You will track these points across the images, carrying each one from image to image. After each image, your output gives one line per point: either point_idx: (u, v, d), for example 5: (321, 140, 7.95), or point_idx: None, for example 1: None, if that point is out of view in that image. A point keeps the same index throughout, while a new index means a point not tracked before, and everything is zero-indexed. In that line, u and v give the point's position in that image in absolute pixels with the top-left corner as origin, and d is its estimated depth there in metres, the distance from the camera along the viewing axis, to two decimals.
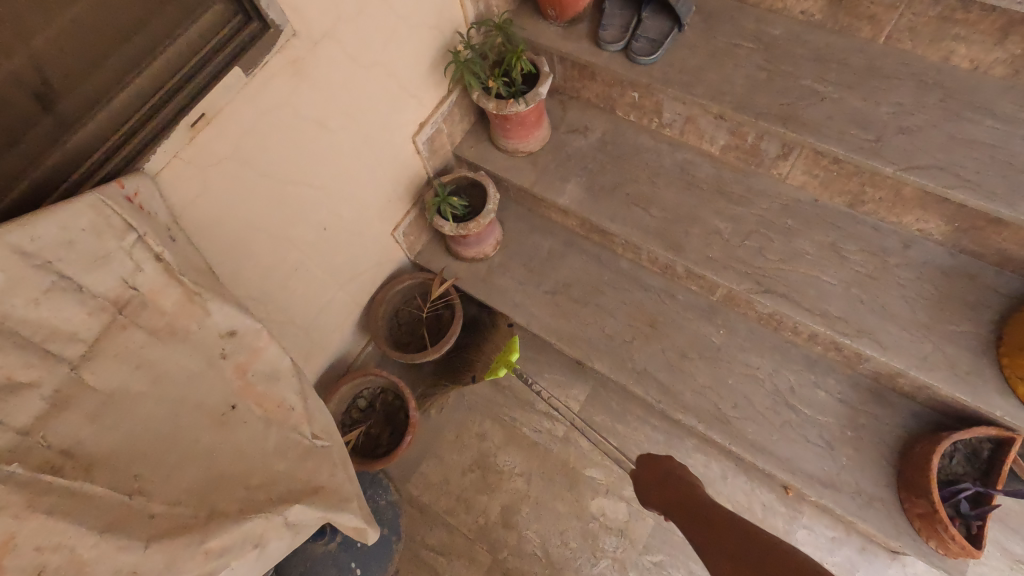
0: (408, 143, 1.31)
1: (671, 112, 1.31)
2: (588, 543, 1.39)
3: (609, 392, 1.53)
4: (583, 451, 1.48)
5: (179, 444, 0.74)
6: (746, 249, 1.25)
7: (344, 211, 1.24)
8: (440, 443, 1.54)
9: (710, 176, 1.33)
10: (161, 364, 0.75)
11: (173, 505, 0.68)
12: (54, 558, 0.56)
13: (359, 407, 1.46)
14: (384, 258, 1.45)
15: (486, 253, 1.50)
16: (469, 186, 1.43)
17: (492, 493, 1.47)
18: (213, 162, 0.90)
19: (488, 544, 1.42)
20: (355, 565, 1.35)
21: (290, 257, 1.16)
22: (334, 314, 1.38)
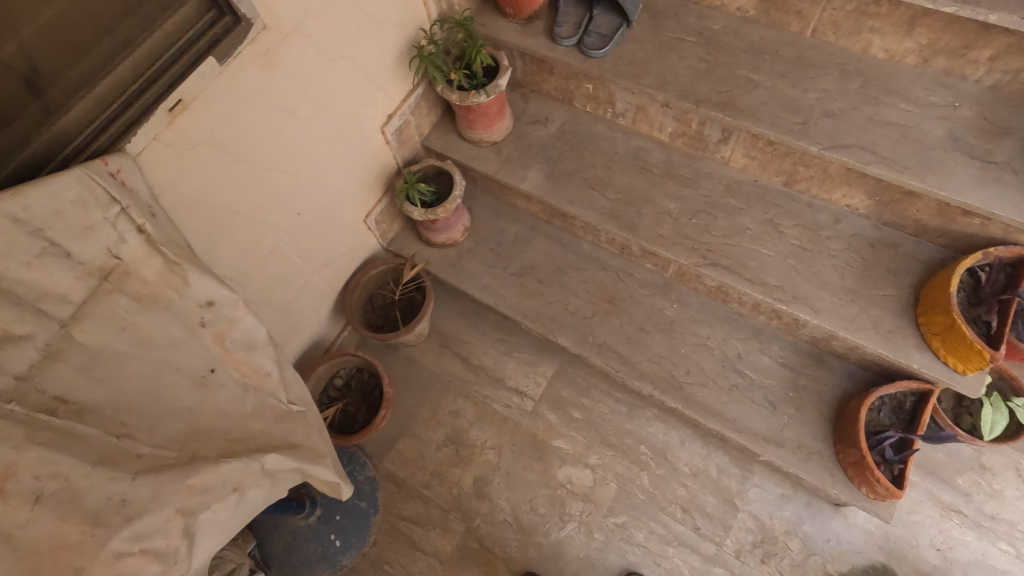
0: (376, 133, 1.40)
1: (622, 102, 1.41)
2: (556, 509, 1.48)
3: (574, 367, 1.62)
4: (550, 423, 1.57)
5: (163, 398, 0.80)
6: (693, 226, 1.35)
7: (317, 197, 1.32)
8: (415, 421, 1.61)
9: (660, 161, 1.43)
10: (143, 328, 0.81)
11: (158, 449, 0.75)
12: (51, 485, 0.64)
13: (336, 386, 1.53)
14: (357, 243, 1.53)
15: (455, 239, 1.58)
16: (437, 174, 1.52)
17: (466, 466, 1.55)
18: (190, 145, 0.98)
19: (463, 513, 1.50)
20: (336, 537, 1.46)
21: (266, 240, 1.23)
22: (309, 297, 1.45)
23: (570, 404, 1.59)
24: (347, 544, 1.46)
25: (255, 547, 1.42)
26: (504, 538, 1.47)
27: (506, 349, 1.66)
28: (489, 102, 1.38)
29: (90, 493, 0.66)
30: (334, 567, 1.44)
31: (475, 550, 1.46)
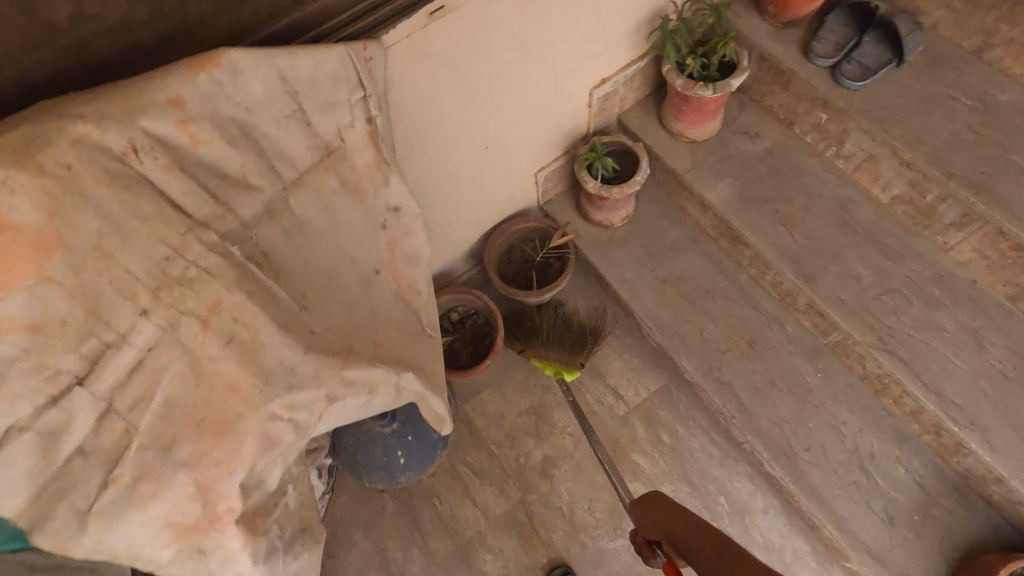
0: (585, 94, 1.34)
1: (854, 144, 1.27)
2: (612, 520, 1.45)
3: (680, 392, 1.55)
4: (636, 436, 1.52)
5: (338, 285, 0.84)
6: (880, 303, 1.21)
7: (509, 137, 1.29)
8: (507, 380, 1.61)
9: (868, 221, 1.28)
10: (342, 213, 0.84)
11: (326, 331, 0.77)
12: (242, 333, 0.67)
13: (451, 318, 1.55)
14: (520, 193, 1.50)
15: (612, 222, 1.53)
16: (623, 152, 1.45)
17: (539, 441, 1.54)
18: (431, 53, 0.98)
19: (522, 483, 1.50)
20: (402, 454, 1.46)
21: (451, 164, 1.23)
22: (460, 229, 1.45)
23: (662, 424, 1.52)
24: (409, 464, 1.48)
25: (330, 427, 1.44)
26: (552, 524, 1.46)
27: (618, 346, 1.61)
28: (710, 99, 1.29)
29: (268, 353, 0.68)
30: (391, 479, 1.49)
31: (521, 522, 1.47)
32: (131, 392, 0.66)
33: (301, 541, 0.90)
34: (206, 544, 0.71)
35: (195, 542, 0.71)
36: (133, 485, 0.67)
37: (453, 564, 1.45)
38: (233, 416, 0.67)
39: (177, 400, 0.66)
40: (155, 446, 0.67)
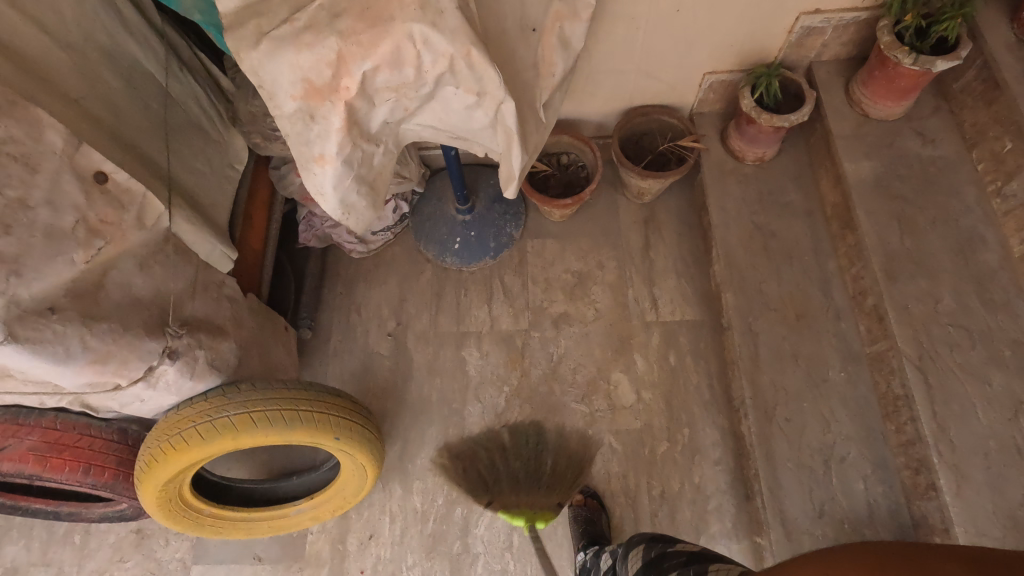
0: (793, 15, 1.34)
1: (1021, 184, 1.19)
2: (585, 389, 1.56)
3: (708, 335, 1.59)
4: (648, 343, 1.60)
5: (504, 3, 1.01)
6: (944, 331, 1.17)
7: (701, 16, 1.34)
8: (573, 241, 1.73)
9: (986, 263, 1.22)
10: None
11: (477, 16, 0.93)
12: None
13: (559, 160, 1.67)
14: (681, 87, 1.56)
15: (743, 155, 1.56)
16: (792, 94, 1.46)
17: (567, 300, 1.67)
18: None
19: (534, 320, 1.65)
20: (459, 243, 1.71)
21: (639, 8, 1.31)
22: (613, 86, 1.55)
23: (676, 348, 1.59)
24: (459, 253, 1.71)
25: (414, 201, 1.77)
26: (536, 363, 1.60)
27: (680, 269, 1.67)
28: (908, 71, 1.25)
29: None
30: (440, 254, 1.71)
31: (514, 345, 1.62)
32: None
33: (366, 188, 1.11)
34: (318, 112, 0.94)
35: (314, 104, 0.93)
36: (302, 31, 0.88)
37: (446, 341, 1.64)
38: (387, 18, 0.86)
39: None
40: (328, 13, 0.87)
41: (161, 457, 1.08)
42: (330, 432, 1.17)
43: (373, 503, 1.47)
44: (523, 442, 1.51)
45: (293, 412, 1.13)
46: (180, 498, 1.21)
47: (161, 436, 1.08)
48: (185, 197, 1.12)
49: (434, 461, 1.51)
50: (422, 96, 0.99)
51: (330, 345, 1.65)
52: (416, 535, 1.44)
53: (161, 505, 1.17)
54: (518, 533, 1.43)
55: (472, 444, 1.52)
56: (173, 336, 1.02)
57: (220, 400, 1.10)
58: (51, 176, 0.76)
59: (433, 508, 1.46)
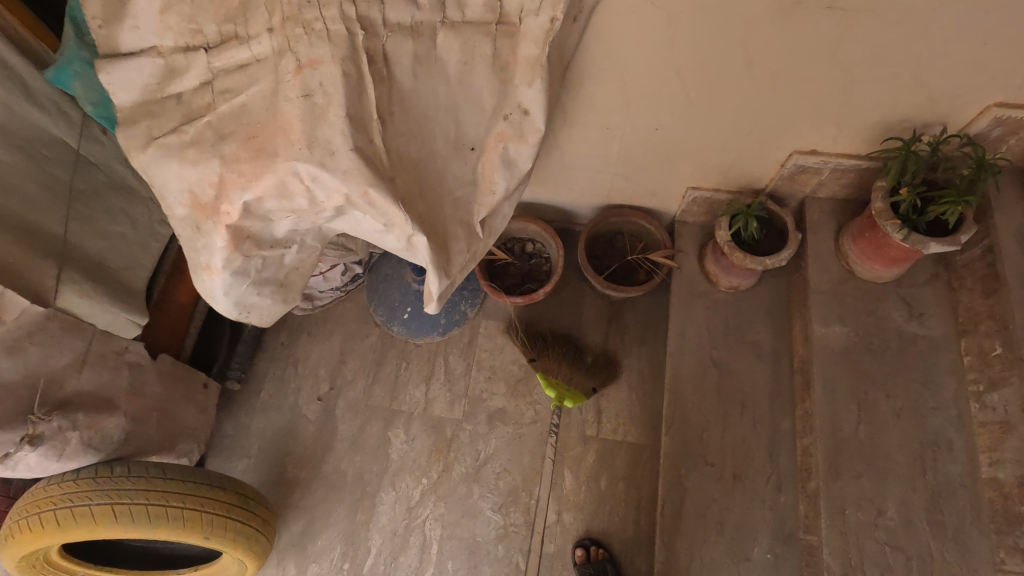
0: (783, 151, 1.21)
1: (1002, 400, 1.05)
2: (505, 497, 1.48)
3: (647, 462, 1.49)
4: (581, 459, 1.50)
5: (430, 128, 0.91)
6: (877, 550, 1.05)
7: (682, 136, 1.22)
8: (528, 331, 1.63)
9: (945, 476, 1.08)
10: (475, 77, 0.90)
11: (385, 150, 0.83)
12: (317, 97, 0.76)
13: (524, 247, 1.57)
14: (661, 194, 1.44)
15: (717, 281, 1.42)
16: (774, 230, 1.33)
17: (508, 394, 1.58)
18: (659, 10, 0.93)
19: (469, 409, 1.56)
20: (408, 313, 1.64)
21: (613, 120, 1.19)
22: (589, 183, 1.43)
23: (610, 471, 1.49)
24: (407, 323, 1.63)
25: (372, 259, 1.69)
26: (461, 459, 1.51)
27: (634, 383, 1.56)
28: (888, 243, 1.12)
29: (325, 125, 0.76)
30: (387, 321, 1.65)
31: (441, 434, 1.54)
32: (229, 81, 0.79)
33: (271, 290, 1.03)
34: (204, 225, 0.87)
35: (200, 218, 0.86)
36: (188, 144, 0.81)
37: (375, 416, 1.58)
38: (272, 150, 0.78)
39: (248, 109, 0.78)
40: (215, 132, 0.80)
41: (20, 532, 1.05)
42: (200, 531, 1.14)
43: None
44: (428, 543, 1.44)
45: (160, 509, 1.10)
46: (47, 559, 1.16)
47: (25, 510, 1.06)
48: (86, 266, 1.07)
49: (334, 545, 1.45)
50: (326, 217, 0.90)
51: (258, 399, 1.60)
52: None
53: (24, 569, 1.13)
54: None
55: (377, 534, 1.46)
56: (38, 421, 0.99)
57: (88, 485, 1.07)
58: None
59: None
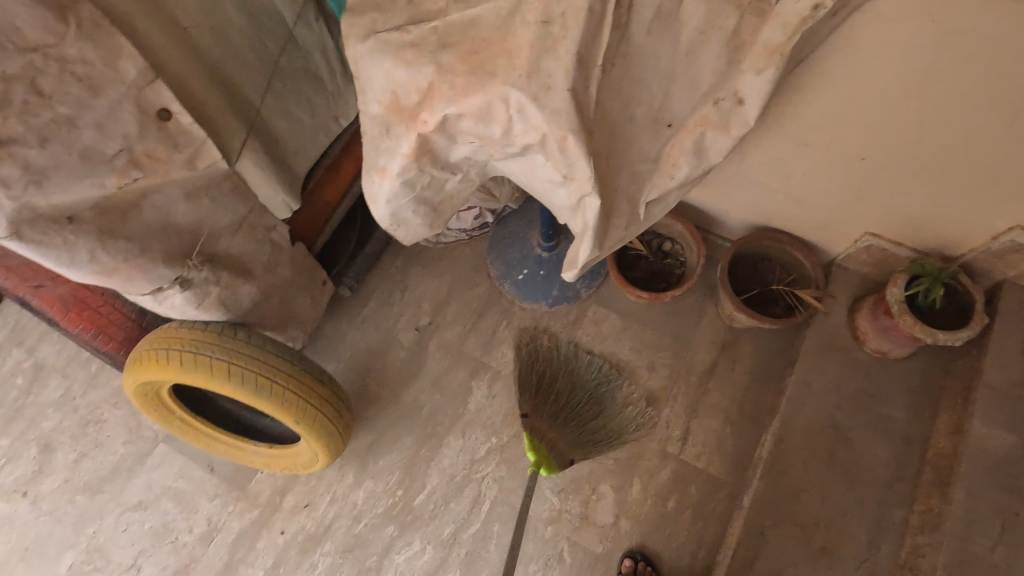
0: (999, 221, 1.08)
1: None
2: (567, 484, 1.44)
3: (723, 500, 1.40)
4: (655, 473, 1.43)
5: (641, 92, 0.85)
6: None
7: (886, 174, 1.10)
8: (636, 329, 1.57)
9: None
10: (706, 50, 0.83)
11: (595, 101, 0.79)
12: (553, 28, 0.72)
13: (661, 245, 1.50)
14: (830, 231, 1.32)
15: (865, 339, 1.30)
16: (955, 306, 1.18)
17: (598, 385, 1.53)
18: (935, 28, 0.82)
19: None
20: (523, 275, 1.62)
21: (817, 137, 1.09)
22: (754, 198, 1.33)
23: (681, 495, 1.41)
24: (518, 284, 1.62)
25: (503, 213, 1.68)
26: None
27: (732, 416, 1.46)
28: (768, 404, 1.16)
29: (552, 58, 0.73)
30: (501, 276, 1.64)
31: (522, 401, 1.53)
32: None
33: (425, 210, 1.04)
34: (394, 128, 0.87)
35: (393, 119, 0.86)
36: (408, 44, 0.80)
37: (464, 362, 1.58)
38: (490, 71, 0.76)
39: (478, 24, 0.76)
40: (438, 38, 0.78)
41: (147, 362, 1.13)
42: (293, 415, 1.21)
43: (323, 477, 1.48)
44: (481, 499, 1.44)
45: (267, 382, 1.16)
46: (158, 395, 1.27)
47: (153, 343, 1.14)
48: (267, 140, 1.12)
49: (393, 470, 1.48)
50: (508, 153, 0.88)
51: (362, 311, 1.65)
52: (343, 527, 1.44)
53: (138, 396, 1.23)
54: None
55: (435, 475, 1.47)
56: (192, 268, 1.04)
57: (215, 337, 1.14)
58: (109, 103, 0.76)
59: (370, 512, 1.44)
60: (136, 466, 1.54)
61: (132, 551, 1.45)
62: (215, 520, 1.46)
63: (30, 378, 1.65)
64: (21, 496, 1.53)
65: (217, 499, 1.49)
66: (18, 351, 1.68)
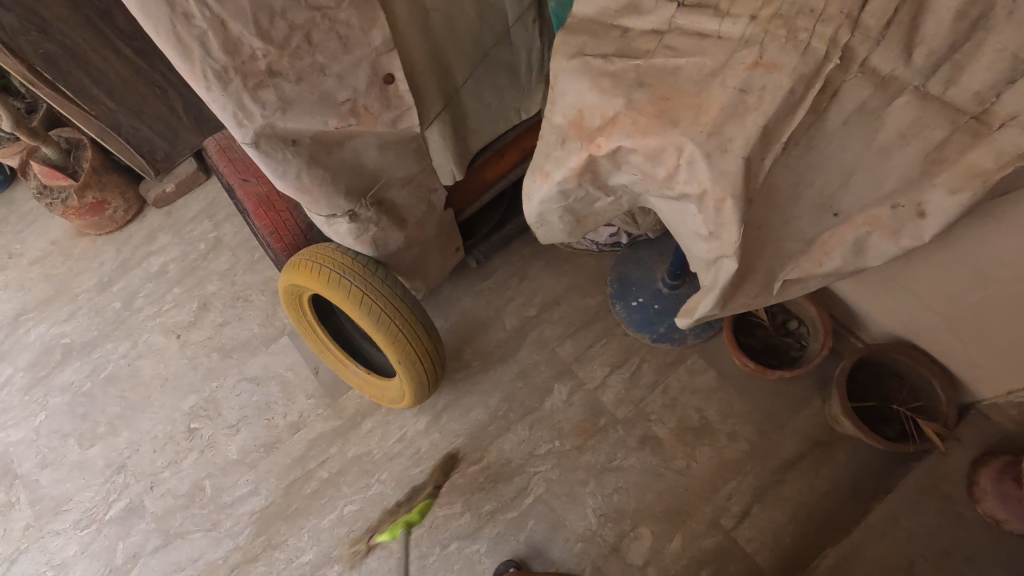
0: None
1: None
2: (609, 512, 1.46)
3: None
4: (699, 538, 1.41)
5: (817, 177, 0.85)
6: None
7: None
8: (731, 394, 1.54)
9: None
10: (901, 155, 0.80)
11: (765, 174, 0.81)
12: (750, 97, 0.75)
13: (786, 322, 1.46)
14: (982, 372, 1.20)
15: (981, 497, 1.25)
16: None
17: (673, 431, 1.52)
18: None
19: (630, 417, 1.55)
20: (637, 303, 1.65)
21: (1003, 273, 1.01)
22: (907, 313, 1.25)
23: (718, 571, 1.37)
24: (629, 309, 1.65)
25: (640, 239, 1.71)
26: (596, 450, 1.53)
27: (800, 516, 1.38)
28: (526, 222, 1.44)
29: (739, 124, 0.75)
30: (616, 296, 1.68)
31: (595, 418, 1.57)
32: (680, 43, 0.82)
33: (568, 219, 1.11)
34: (569, 142, 0.94)
35: (571, 134, 0.93)
36: (607, 74, 0.87)
37: (553, 362, 1.66)
38: (674, 119, 0.80)
39: (679, 74, 0.81)
40: (637, 76, 0.84)
41: (303, 270, 1.33)
42: (398, 354, 1.35)
43: (399, 416, 1.64)
44: (526, 491, 1.51)
45: (387, 319, 1.32)
46: (299, 299, 1.48)
47: (312, 256, 1.34)
48: (455, 116, 1.25)
49: (460, 434, 1.60)
50: (664, 194, 0.92)
51: (480, 285, 1.77)
52: (401, 466, 1.58)
53: (285, 293, 1.44)
54: (458, 544, 1.48)
55: (494, 453, 1.56)
56: (363, 206, 1.20)
57: (360, 267, 1.32)
58: (354, 60, 0.90)
59: (427, 463, 1.57)
60: (261, 347, 1.80)
61: (237, 414, 1.71)
62: (304, 415, 1.68)
63: (208, 248, 1.98)
64: (174, 337, 1.85)
65: (312, 399, 1.70)
66: (208, 222, 2.03)
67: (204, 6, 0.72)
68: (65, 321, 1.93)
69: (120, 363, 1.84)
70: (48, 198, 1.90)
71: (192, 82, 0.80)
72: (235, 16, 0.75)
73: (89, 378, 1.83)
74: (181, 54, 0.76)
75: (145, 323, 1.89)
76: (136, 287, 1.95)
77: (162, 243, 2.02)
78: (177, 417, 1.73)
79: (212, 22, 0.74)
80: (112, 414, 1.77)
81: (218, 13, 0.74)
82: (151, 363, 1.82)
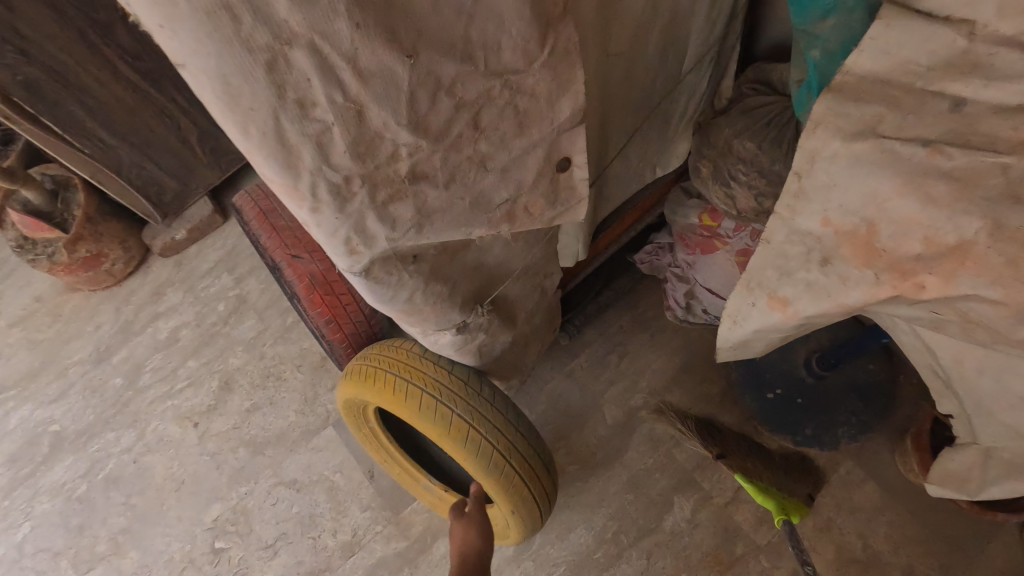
0: None
1: None
2: None
3: None
4: None
5: None
6: None
7: None
8: (901, 515, 1.24)
9: None
10: None
11: None
12: None
13: None
14: None
15: None
16: None
17: (831, 563, 1.23)
18: None
19: (774, 544, 1.25)
20: (774, 395, 1.34)
21: None
22: None
23: None
24: (765, 402, 1.34)
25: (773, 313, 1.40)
26: None
27: None
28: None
29: None
30: (747, 385, 1.37)
31: (729, 544, 1.26)
32: None
33: None
34: None
35: None
36: None
37: (670, 467, 1.34)
38: None
39: None
40: None
41: (386, 391, 0.99)
42: (510, 500, 1.04)
43: None
44: None
45: (501, 461, 1.00)
46: (364, 410, 1.14)
47: (395, 368, 1.01)
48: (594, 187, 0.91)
49: (559, 563, 1.29)
50: None
51: (571, 365, 1.45)
52: None
53: (349, 405, 1.10)
54: None
55: None
56: (477, 314, 0.86)
57: (464, 391, 0.99)
58: (527, 144, 0.57)
59: None
60: (300, 441, 1.46)
61: (274, 530, 1.39)
62: (360, 534, 1.36)
63: (230, 310, 1.63)
64: (190, 425, 1.52)
65: (368, 511, 1.37)
66: (227, 277, 1.67)
67: (337, 87, 0.39)
68: (54, 402, 1.58)
69: (124, 460, 1.50)
70: (31, 254, 1.52)
71: (292, 201, 0.47)
72: (383, 102, 0.42)
73: (84, 478, 1.49)
74: (281, 162, 0.43)
75: (154, 407, 1.54)
76: (142, 359, 1.60)
77: (172, 302, 1.67)
78: (199, 533, 1.41)
79: (345, 113, 0.41)
80: (115, 528, 1.44)
81: (357, 96, 0.41)
82: (163, 461, 1.49)
